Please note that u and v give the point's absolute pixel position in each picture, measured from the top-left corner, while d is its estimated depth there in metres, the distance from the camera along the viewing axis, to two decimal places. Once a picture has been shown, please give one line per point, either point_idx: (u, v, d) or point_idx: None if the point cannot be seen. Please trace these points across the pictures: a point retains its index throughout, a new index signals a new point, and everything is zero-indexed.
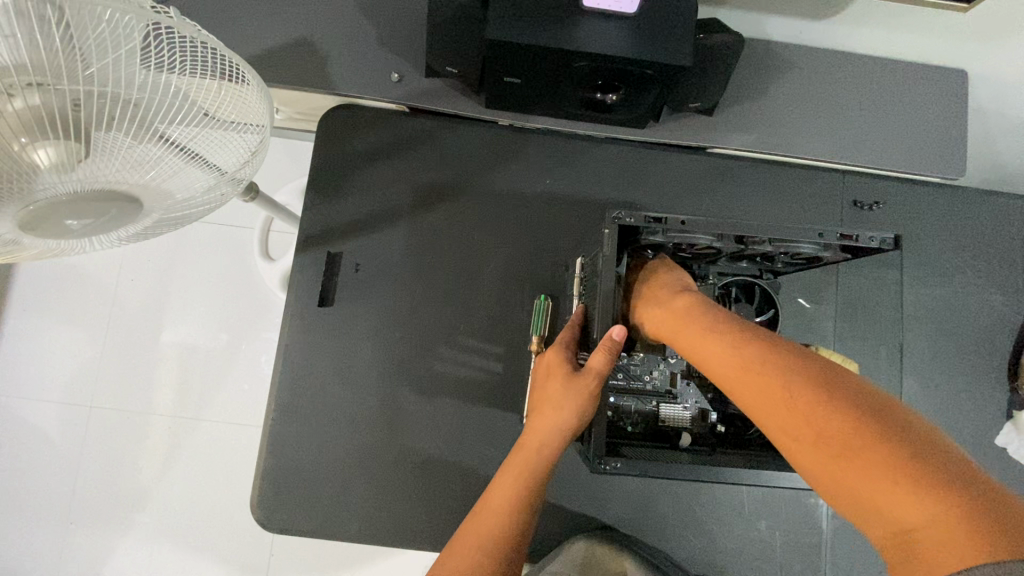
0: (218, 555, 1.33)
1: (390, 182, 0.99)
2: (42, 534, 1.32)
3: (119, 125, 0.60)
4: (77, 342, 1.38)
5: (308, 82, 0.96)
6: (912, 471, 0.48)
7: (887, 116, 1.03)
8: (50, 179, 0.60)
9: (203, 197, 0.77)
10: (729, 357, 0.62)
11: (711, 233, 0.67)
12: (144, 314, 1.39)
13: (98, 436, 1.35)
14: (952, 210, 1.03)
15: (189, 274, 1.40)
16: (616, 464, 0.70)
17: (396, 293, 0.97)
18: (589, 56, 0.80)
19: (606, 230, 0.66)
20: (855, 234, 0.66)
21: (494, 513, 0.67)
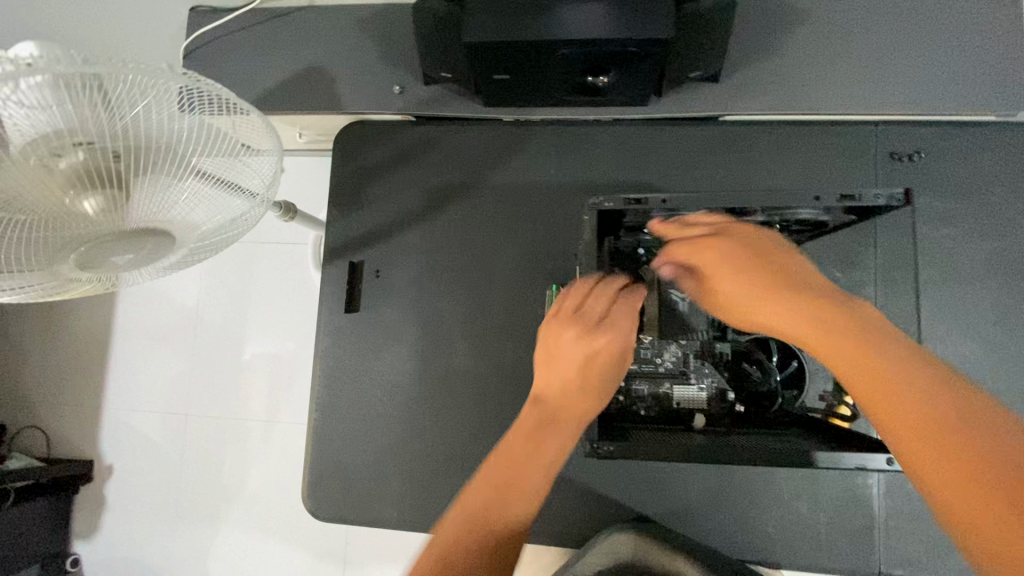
0: (295, 544, 1.47)
1: (402, 189, 1.04)
2: (158, 526, 1.53)
3: (157, 167, 0.69)
4: (172, 358, 1.57)
5: (320, 106, 1.04)
6: (995, 452, 0.42)
7: (925, 56, 0.92)
8: (99, 223, 0.69)
9: (234, 223, 0.86)
10: (812, 317, 0.54)
11: (699, 209, 0.66)
12: (224, 330, 1.55)
13: (194, 439, 1.53)
14: (1015, 151, 0.91)
15: (257, 290, 1.54)
16: (609, 447, 0.72)
17: (415, 294, 1.02)
18: (567, 42, 0.79)
19: (584, 217, 0.72)
20: (858, 194, 0.63)
21: (511, 479, 0.60)
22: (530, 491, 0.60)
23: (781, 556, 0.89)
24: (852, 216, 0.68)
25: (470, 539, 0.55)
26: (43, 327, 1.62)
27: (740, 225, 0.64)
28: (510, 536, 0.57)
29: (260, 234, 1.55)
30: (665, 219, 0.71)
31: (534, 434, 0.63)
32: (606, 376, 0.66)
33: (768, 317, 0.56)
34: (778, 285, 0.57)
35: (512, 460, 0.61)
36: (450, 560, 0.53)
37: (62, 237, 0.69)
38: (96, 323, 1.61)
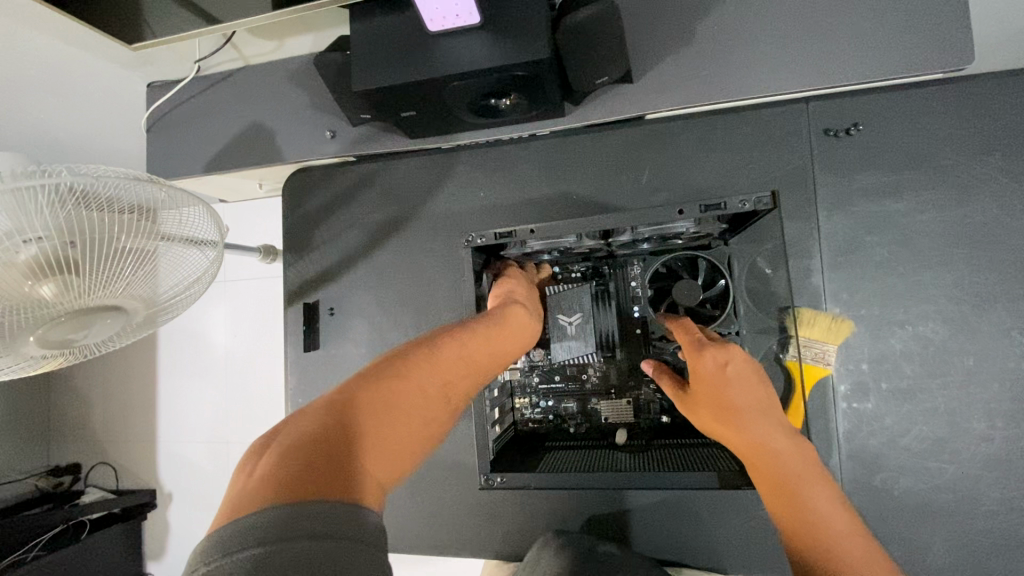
0: None
1: (345, 228, 1.09)
2: None
3: (107, 244, 0.77)
4: (207, 392, 1.57)
5: (262, 160, 1.10)
6: (831, 521, 0.59)
7: (854, 19, 0.85)
8: (58, 303, 0.77)
9: (180, 272, 0.94)
10: (753, 414, 0.65)
11: (567, 234, 0.74)
12: (250, 362, 1.52)
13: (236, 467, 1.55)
14: (964, 108, 0.83)
15: (272, 317, 1.51)
16: (503, 478, 0.72)
17: (368, 327, 1.06)
18: (454, 75, 0.80)
19: (464, 255, 0.78)
20: (724, 202, 0.69)
21: (447, 376, 0.61)
22: (453, 406, 0.60)
23: (741, 559, 0.87)
24: (730, 218, 0.74)
25: (403, 401, 0.55)
26: (78, 379, 1.69)
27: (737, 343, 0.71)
28: (426, 429, 0.56)
29: (270, 269, 1.52)
30: (543, 244, 0.77)
31: (471, 360, 0.65)
32: (512, 351, 0.71)
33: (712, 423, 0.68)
34: (727, 390, 0.67)
35: (448, 364, 0.62)
36: (373, 405, 0.52)
37: (28, 318, 0.77)
38: (126, 370, 1.65)
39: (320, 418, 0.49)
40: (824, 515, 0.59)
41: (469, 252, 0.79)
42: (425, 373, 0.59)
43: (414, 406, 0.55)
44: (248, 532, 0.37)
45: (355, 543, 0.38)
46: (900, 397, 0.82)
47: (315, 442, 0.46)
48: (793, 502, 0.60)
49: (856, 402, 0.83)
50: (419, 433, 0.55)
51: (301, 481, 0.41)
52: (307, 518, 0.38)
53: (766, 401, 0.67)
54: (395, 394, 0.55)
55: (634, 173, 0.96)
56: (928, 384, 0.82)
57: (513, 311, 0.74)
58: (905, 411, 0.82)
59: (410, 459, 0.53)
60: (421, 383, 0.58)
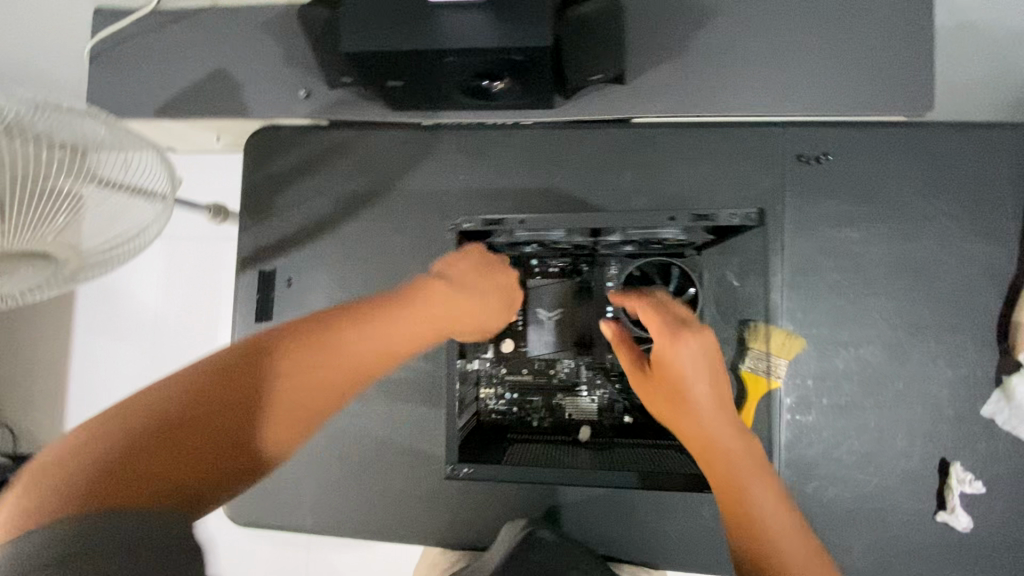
0: None
1: (312, 197, 1.03)
2: None
3: (41, 181, 0.68)
4: (131, 355, 1.44)
5: (226, 111, 1.02)
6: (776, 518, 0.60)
7: (833, 55, 0.90)
8: None
9: (123, 225, 0.85)
10: (710, 405, 0.65)
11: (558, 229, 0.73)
12: (184, 328, 1.42)
13: None
14: (921, 151, 0.90)
15: (215, 282, 1.41)
16: (469, 470, 0.71)
17: (328, 301, 1.01)
18: (450, 49, 0.77)
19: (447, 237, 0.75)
20: (711, 213, 0.71)
21: (379, 342, 0.55)
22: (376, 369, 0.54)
23: (683, 556, 0.91)
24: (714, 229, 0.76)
25: (315, 364, 0.50)
26: None
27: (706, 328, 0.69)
28: (329, 401, 0.51)
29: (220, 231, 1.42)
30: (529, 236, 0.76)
31: (421, 318, 0.58)
32: (466, 303, 0.65)
33: (664, 407, 0.68)
34: (688, 379, 0.66)
35: (379, 323, 0.55)
36: (256, 379, 0.48)
37: None
38: (35, 324, 1.49)
39: (193, 397, 0.45)
40: (768, 510, 0.60)
41: (453, 235, 0.77)
42: (348, 337, 0.53)
43: (312, 376, 0.50)
44: (31, 549, 0.36)
45: (167, 557, 0.38)
46: (838, 413, 0.89)
47: (172, 433, 0.43)
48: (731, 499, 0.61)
49: (799, 414, 0.89)
50: (321, 405, 0.50)
51: (119, 493, 0.40)
52: (95, 537, 0.37)
53: (723, 394, 0.67)
54: (294, 366, 0.50)
55: (616, 174, 0.97)
56: (862, 402, 0.88)
57: (463, 269, 0.68)
58: (840, 425, 0.88)
59: (300, 432, 0.50)
60: (333, 352, 0.52)
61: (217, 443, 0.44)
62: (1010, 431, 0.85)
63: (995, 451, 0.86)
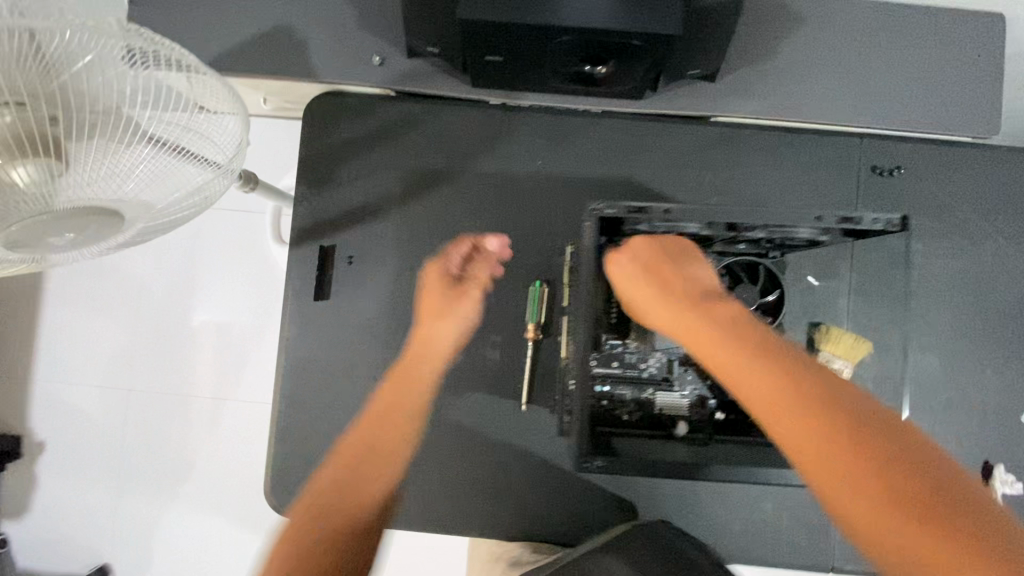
0: (247, 525, 1.38)
1: (378, 171, 0.97)
2: (97, 503, 1.38)
3: (98, 129, 0.60)
4: (115, 328, 1.40)
5: (290, 71, 0.94)
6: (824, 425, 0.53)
7: (916, 72, 0.93)
8: (39, 198, 0.60)
9: (193, 195, 0.74)
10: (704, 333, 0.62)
11: (698, 222, 0.66)
12: (170, 303, 1.40)
13: (137, 415, 1.39)
14: (983, 173, 0.95)
15: (207, 257, 1.41)
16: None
17: (391, 282, 0.96)
18: (569, 28, 0.75)
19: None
20: (858, 216, 0.65)
21: (380, 440, 0.75)
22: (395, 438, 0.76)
23: (743, 550, 0.93)
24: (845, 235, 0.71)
25: (343, 492, 0.72)
26: None
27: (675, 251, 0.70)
28: (368, 508, 0.72)
29: (249, 203, 1.41)
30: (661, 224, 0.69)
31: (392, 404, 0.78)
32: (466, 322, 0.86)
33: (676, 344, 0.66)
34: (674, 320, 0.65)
35: (368, 435, 0.76)
36: (328, 503, 0.71)
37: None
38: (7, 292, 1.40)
39: (304, 548, 0.67)
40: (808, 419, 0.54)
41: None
42: (349, 453, 0.75)
43: (362, 485, 0.73)
44: None
45: None
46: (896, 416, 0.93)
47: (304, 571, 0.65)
48: (832, 460, 0.50)
49: None
50: (372, 496, 0.73)
51: None
52: None
53: (715, 315, 0.63)
54: (351, 486, 0.72)
55: (695, 172, 0.97)
56: (920, 407, 0.93)
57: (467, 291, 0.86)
58: None
59: (360, 521, 0.70)
60: (349, 462, 0.74)
61: (336, 544, 0.68)
62: None
63: None
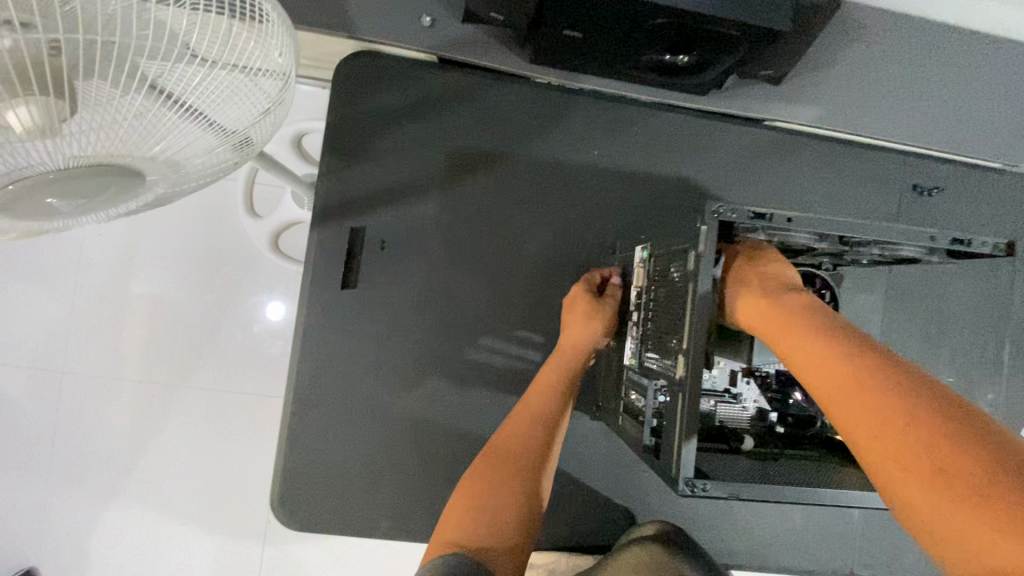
0: (209, 528, 1.21)
1: (417, 147, 0.87)
2: (25, 502, 1.19)
3: (102, 70, 0.43)
4: (42, 301, 1.21)
5: (324, 22, 0.81)
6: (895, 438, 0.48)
7: (965, 96, 0.94)
8: (30, 149, 0.44)
9: (213, 165, 0.58)
10: (785, 337, 0.58)
11: (813, 232, 0.60)
12: (112, 273, 1.22)
13: (73, 402, 1.20)
14: (1009, 200, 0.99)
15: (157, 220, 1.23)
16: (705, 484, 0.57)
17: (427, 272, 0.86)
18: (669, 10, 0.69)
19: (704, 226, 0.56)
20: (968, 238, 0.60)
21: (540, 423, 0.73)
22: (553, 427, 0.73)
23: (772, 559, 0.93)
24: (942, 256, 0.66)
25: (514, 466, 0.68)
26: None
27: (746, 264, 0.66)
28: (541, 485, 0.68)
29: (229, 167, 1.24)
30: (767, 233, 0.63)
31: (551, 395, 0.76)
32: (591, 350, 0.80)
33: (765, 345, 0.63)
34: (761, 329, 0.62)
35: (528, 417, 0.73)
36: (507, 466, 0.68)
37: None
38: None
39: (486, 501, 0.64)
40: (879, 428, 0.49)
41: (699, 223, 0.58)
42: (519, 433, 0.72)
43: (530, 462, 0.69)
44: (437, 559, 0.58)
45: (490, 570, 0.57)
46: None
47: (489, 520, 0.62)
48: (906, 474, 0.46)
49: None
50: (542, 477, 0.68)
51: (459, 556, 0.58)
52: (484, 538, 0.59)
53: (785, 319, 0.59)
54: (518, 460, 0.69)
55: (749, 176, 0.95)
56: None
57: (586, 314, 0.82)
58: None
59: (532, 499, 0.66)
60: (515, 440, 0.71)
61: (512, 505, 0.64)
62: None
63: None
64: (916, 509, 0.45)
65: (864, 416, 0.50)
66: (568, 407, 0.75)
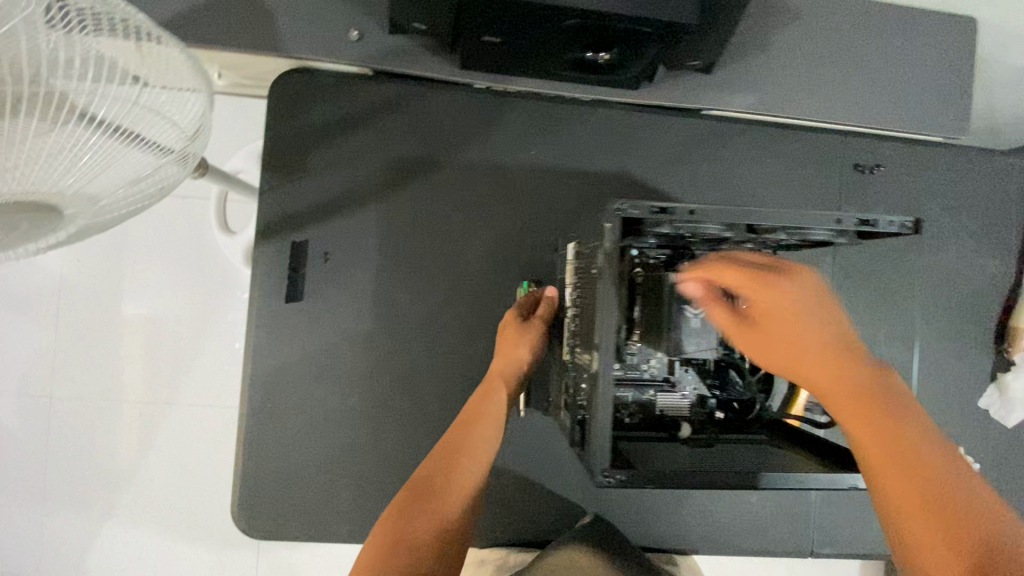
0: (201, 542, 1.24)
1: (356, 159, 0.89)
2: (24, 527, 1.23)
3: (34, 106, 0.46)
4: (30, 329, 1.24)
5: (253, 44, 0.83)
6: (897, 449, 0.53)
7: (896, 72, 0.95)
8: None
9: (141, 188, 0.61)
10: (789, 326, 0.58)
11: (720, 222, 0.60)
12: (100, 299, 1.25)
13: (64, 428, 1.24)
14: (952, 172, 0.99)
15: (140, 244, 1.26)
16: (624, 476, 0.59)
17: (372, 281, 0.88)
18: (580, 12, 0.70)
19: (606, 224, 0.58)
20: (874, 218, 0.60)
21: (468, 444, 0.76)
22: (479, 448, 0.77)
23: (730, 542, 0.95)
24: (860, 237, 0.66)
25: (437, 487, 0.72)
26: None
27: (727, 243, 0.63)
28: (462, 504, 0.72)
29: (200, 188, 1.26)
30: (678, 226, 0.63)
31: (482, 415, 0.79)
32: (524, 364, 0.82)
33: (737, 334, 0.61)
34: (755, 310, 0.60)
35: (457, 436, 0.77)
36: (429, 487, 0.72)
37: None
38: None
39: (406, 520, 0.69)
40: (920, 445, 0.53)
41: (605, 220, 0.60)
42: (448, 452, 0.76)
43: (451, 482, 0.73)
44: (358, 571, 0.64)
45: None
46: None
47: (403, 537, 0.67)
48: (924, 487, 0.51)
49: None
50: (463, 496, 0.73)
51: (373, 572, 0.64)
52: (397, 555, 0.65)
53: (792, 310, 0.58)
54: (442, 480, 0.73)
55: (687, 165, 0.96)
56: None
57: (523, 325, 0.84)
58: None
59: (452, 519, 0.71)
60: (442, 460, 0.75)
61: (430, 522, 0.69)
62: (998, 420, 1.00)
63: (986, 438, 1.00)
64: (906, 521, 0.51)
65: (889, 431, 0.54)
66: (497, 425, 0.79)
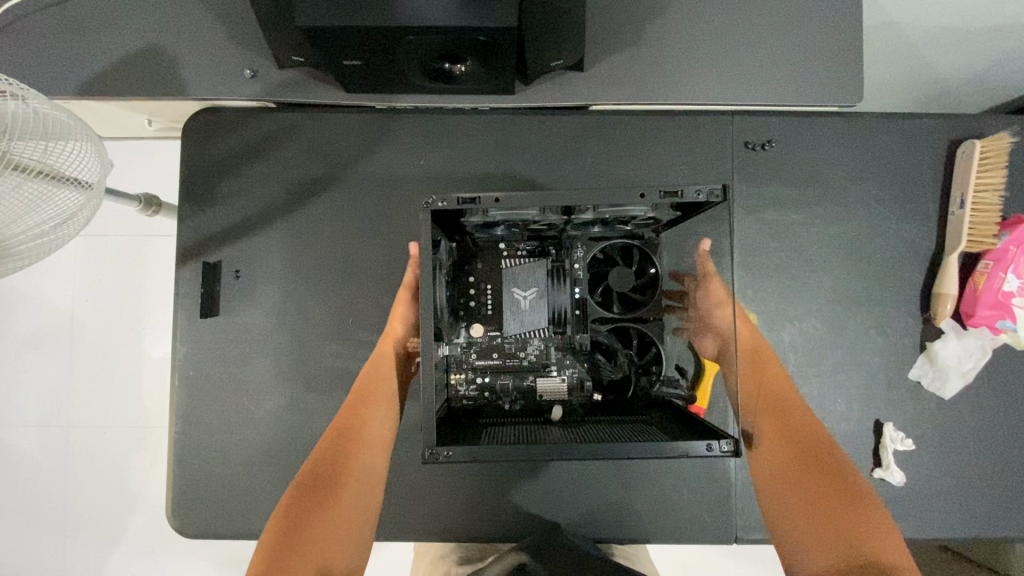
0: (208, 554, 1.34)
1: (261, 182, 0.97)
2: (43, 550, 1.34)
3: None
4: (51, 366, 1.35)
5: (160, 92, 0.93)
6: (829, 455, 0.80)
7: (777, 48, 0.95)
8: None
9: (62, 225, 0.74)
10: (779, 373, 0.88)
11: (532, 206, 0.69)
12: (121, 338, 1.34)
13: (83, 456, 1.34)
14: (852, 140, 0.98)
15: (156, 285, 1.35)
16: (451, 452, 0.67)
17: (281, 293, 0.96)
18: (416, 29, 0.75)
19: (421, 216, 0.68)
20: (679, 190, 0.68)
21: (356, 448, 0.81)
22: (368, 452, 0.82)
23: (647, 529, 0.94)
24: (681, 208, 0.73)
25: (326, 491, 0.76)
26: None
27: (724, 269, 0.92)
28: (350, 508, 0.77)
29: None
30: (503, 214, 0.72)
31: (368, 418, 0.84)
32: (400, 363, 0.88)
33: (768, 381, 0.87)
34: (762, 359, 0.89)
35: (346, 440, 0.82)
36: (319, 492, 0.76)
37: None
38: None
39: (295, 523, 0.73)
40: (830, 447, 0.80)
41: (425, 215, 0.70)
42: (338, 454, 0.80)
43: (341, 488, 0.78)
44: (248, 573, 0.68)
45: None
46: None
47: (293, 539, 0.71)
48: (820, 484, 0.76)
49: None
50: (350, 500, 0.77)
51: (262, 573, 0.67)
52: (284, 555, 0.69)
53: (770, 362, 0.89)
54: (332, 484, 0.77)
55: (575, 159, 0.99)
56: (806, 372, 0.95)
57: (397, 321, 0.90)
58: None
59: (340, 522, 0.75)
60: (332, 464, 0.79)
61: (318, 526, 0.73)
62: (932, 392, 0.95)
63: (920, 409, 0.95)
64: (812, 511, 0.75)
65: (816, 440, 0.81)
66: (384, 426, 0.84)
